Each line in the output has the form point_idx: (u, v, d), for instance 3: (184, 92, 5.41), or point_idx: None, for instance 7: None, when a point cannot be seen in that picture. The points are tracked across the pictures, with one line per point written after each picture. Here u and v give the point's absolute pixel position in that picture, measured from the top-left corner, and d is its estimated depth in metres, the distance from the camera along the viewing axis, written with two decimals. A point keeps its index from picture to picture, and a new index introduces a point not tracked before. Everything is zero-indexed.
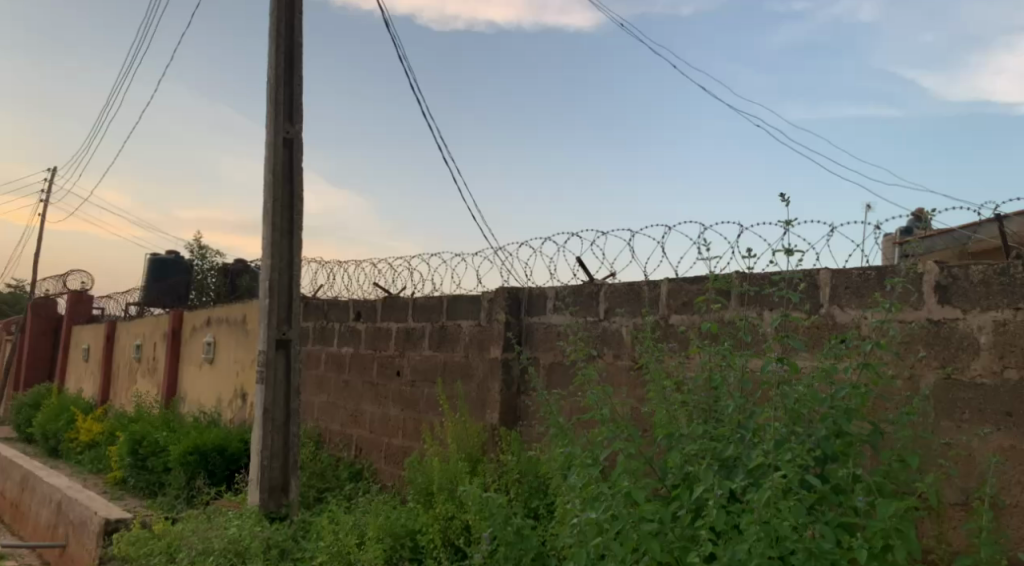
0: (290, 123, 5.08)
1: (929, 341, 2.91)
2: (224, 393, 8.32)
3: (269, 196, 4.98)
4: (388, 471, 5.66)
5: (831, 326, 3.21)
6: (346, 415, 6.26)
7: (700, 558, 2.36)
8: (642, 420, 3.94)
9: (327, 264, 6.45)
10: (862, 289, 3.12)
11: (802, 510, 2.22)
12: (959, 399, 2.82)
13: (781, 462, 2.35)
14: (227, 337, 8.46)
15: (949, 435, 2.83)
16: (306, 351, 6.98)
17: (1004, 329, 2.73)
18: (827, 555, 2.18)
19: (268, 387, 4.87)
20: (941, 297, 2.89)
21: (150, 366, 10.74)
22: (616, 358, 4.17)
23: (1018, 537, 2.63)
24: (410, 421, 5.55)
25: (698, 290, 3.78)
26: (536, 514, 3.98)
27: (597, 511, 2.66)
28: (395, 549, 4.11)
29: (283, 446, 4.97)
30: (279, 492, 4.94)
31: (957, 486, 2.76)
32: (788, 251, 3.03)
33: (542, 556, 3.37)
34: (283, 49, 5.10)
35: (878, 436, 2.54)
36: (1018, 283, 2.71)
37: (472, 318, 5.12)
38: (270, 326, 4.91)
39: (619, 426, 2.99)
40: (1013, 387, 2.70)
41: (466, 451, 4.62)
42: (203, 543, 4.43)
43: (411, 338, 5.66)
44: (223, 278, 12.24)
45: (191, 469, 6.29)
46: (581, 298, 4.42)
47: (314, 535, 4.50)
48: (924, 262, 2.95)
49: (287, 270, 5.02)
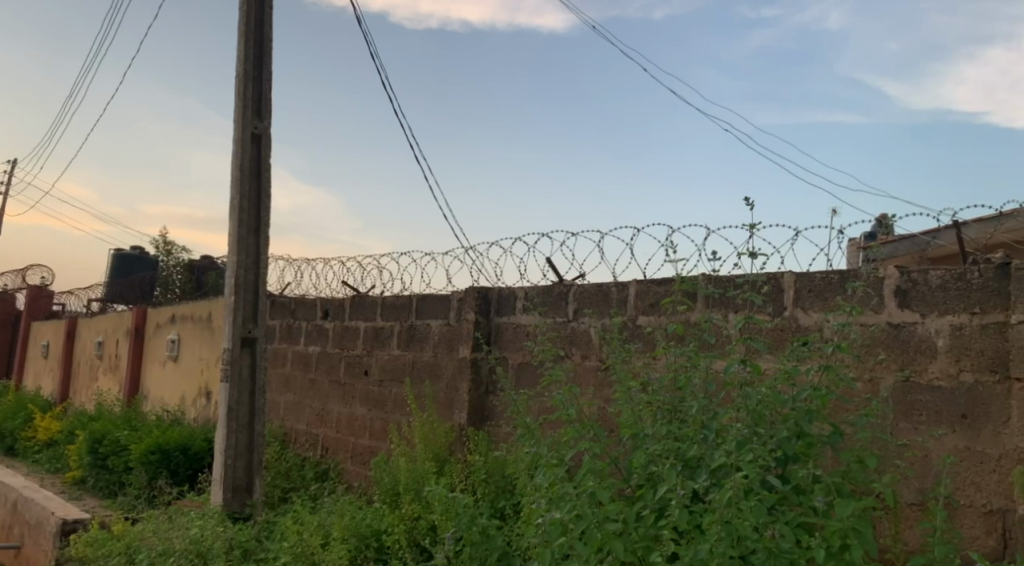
0: (259, 119, 5.03)
1: (889, 344, 2.97)
2: (188, 391, 8.20)
3: (237, 191, 4.91)
4: (354, 471, 5.62)
5: (794, 329, 3.26)
6: (312, 414, 6.20)
7: (663, 558, 2.37)
8: (609, 421, 3.96)
9: (294, 262, 6.40)
10: (825, 292, 3.18)
11: (763, 510, 2.25)
12: (917, 401, 2.87)
13: (743, 462, 2.38)
14: (192, 335, 8.34)
15: (906, 436, 2.89)
16: (272, 349, 6.89)
17: (960, 332, 2.80)
18: (786, 555, 2.21)
19: (233, 385, 4.80)
20: (901, 301, 2.95)
21: (112, 364, 10.52)
22: (584, 359, 4.18)
23: (970, 536, 2.69)
24: (377, 421, 5.51)
25: (665, 292, 3.81)
26: (501, 514, 3.98)
27: (561, 511, 2.67)
28: (360, 549, 4.08)
29: (247, 445, 4.91)
30: (243, 492, 4.88)
31: (913, 486, 2.83)
32: (753, 254, 3.08)
33: (507, 556, 3.36)
34: (252, 44, 5.04)
35: (838, 437, 2.58)
36: (974, 288, 2.78)
37: (441, 318, 5.10)
38: (236, 323, 4.83)
39: (585, 426, 3.01)
40: (968, 389, 2.76)
41: (433, 451, 4.60)
42: (164, 543, 4.36)
43: (380, 337, 5.63)
44: (189, 274, 12.07)
45: (152, 469, 6.19)
46: (550, 298, 4.43)
47: (277, 535, 4.46)
48: (885, 266, 3.01)
49: (254, 267, 4.96)
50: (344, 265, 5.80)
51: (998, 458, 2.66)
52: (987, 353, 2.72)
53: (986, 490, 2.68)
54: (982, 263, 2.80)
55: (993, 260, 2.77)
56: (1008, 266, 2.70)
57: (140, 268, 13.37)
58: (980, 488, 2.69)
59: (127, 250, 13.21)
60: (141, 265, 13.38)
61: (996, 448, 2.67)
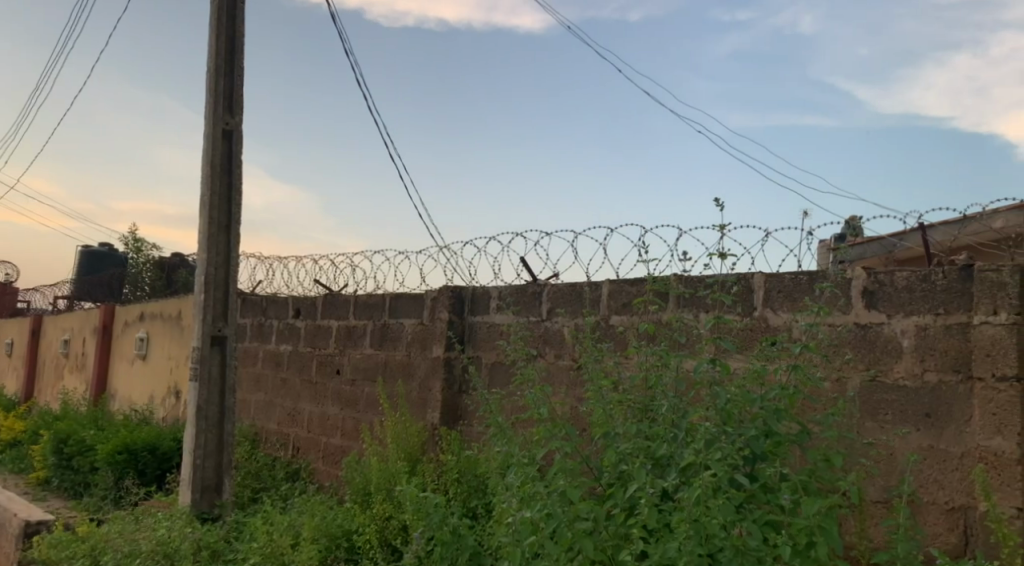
0: (230, 115, 4.97)
1: (856, 344, 3.02)
2: (157, 391, 8.08)
3: (207, 188, 4.85)
4: (326, 470, 5.58)
5: (763, 329, 3.30)
6: (283, 414, 6.15)
7: (632, 556, 2.38)
8: (580, 420, 3.98)
9: (266, 259, 6.34)
10: (794, 292, 3.21)
11: (730, 508, 2.27)
12: (883, 400, 2.92)
13: (711, 461, 2.39)
14: (161, 333, 8.22)
15: (872, 435, 2.93)
16: (243, 348, 6.82)
17: (925, 333, 2.84)
18: (753, 552, 2.24)
19: (202, 385, 4.74)
20: (869, 301, 3.00)
21: (79, 362, 10.33)
22: (557, 358, 4.19)
23: (933, 533, 2.74)
24: (349, 421, 5.48)
25: (637, 291, 3.83)
26: (473, 513, 3.98)
27: (532, 510, 2.67)
28: (331, 549, 4.06)
29: (217, 445, 4.86)
30: (212, 492, 4.83)
31: (878, 484, 2.87)
32: (722, 255, 3.11)
33: (478, 556, 3.35)
34: (224, 39, 4.97)
35: (805, 436, 2.61)
36: (939, 289, 2.82)
37: (414, 317, 5.08)
38: (206, 321, 4.77)
39: (556, 425, 3.02)
40: (932, 389, 2.81)
41: (406, 450, 4.58)
42: (129, 545, 4.27)
43: (352, 336, 5.59)
44: (159, 272, 11.89)
45: (119, 469, 6.09)
46: (523, 297, 4.44)
47: (247, 536, 4.41)
48: (852, 267, 3.06)
49: (224, 264, 4.89)
50: (316, 264, 5.76)
51: (960, 457, 2.71)
52: (950, 353, 2.77)
53: (948, 488, 2.73)
54: (947, 265, 2.85)
55: (957, 263, 2.82)
56: (970, 269, 2.75)
57: (108, 265, 13.16)
58: (943, 485, 2.74)
59: (96, 247, 13.01)
60: (109, 262, 13.17)
61: (958, 446, 2.72)
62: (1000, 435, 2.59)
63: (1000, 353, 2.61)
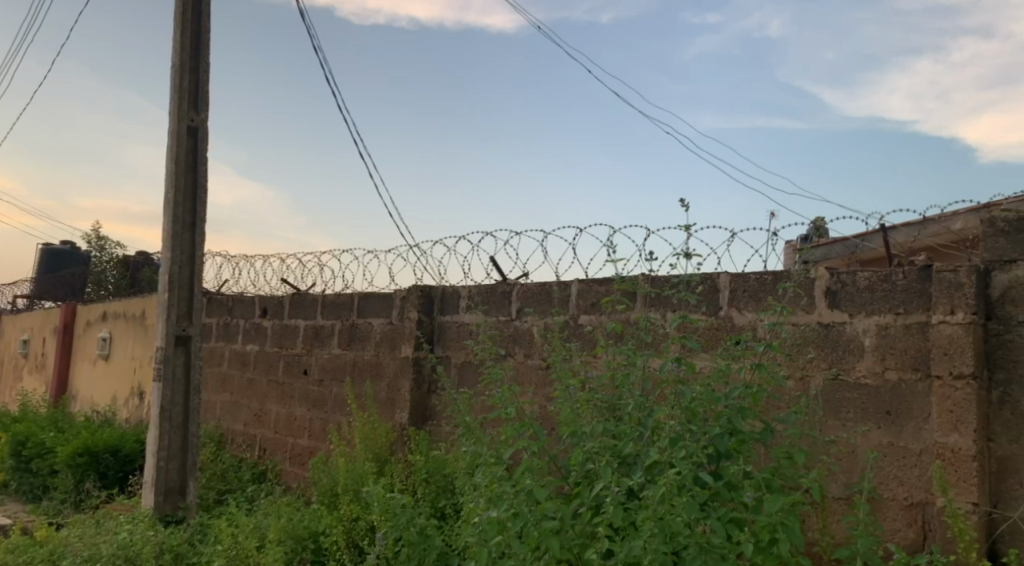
0: (195, 111, 4.89)
1: (819, 343, 3.06)
2: (120, 391, 7.95)
3: (171, 184, 4.77)
4: (293, 472, 5.53)
5: (728, 328, 3.33)
6: (249, 414, 6.07)
7: (598, 555, 2.39)
8: (549, 420, 3.99)
9: (232, 258, 6.25)
10: (758, 292, 3.25)
11: (694, 506, 2.28)
12: (845, 398, 2.97)
13: (676, 459, 2.42)
14: (124, 333, 8.08)
15: (834, 432, 2.98)
16: (208, 348, 6.72)
17: (885, 332, 2.89)
18: (717, 550, 2.25)
19: (166, 385, 4.67)
20: (831, 301, 3.05)
21: (39, 363, 10.11)
22: (526, 357, 4.19)
23: (892, 529, 2.78)
24: (317, 421, 5.43)
25: (605, 291, 3.85)
26: (442, 514, 3.96)
27: (499, 510, 2.67)
28: (297, 551, 4.02)
29: (181, 446, 4.78)
30: (175, 494, 4.75)
31: (840, 481, 2.92)
32: (688, 255, 3.14)
33: (445, 557, 3.34)
34: (189, 34, 4.90)
35: (769, 434, 2.64)
36: (899, 289, 2.88)
37: (382, 317, 5.05)
38: (170, 321, 4.70)
39: (524, 424, 3.02)
40: (892, 387, 2.86)
41: (374, 451, 4.56)
42: (90, 549, 4.14)
43: (320, 336, 5.54)
44: (125, 270, 11.67)
45: (80, 472, 5.97)
46: (493, 297, 4.43)
47: (211, 538, 4.35)
48: (816, 267, 3.11)
49: (189, 262, 4.82)
50: (283, 262, 5.69)
51: (919, 453, 2.76)
52: (909, 352, 2.83)
53: (907, 484, 2.78)
54: (907, 265, 2.90)
55: (917, 263, 2.88)
56: (930, 269, 2.80)
57: (71, 264, 12.88)
58: (902, 482, 2.79)
59: (59, 246, 12.74)
60: (73, 261, 12.89)
61: (917, 443, 2.77)
62: (957, 432, 2.64)
63: (957, 352, 2.66)
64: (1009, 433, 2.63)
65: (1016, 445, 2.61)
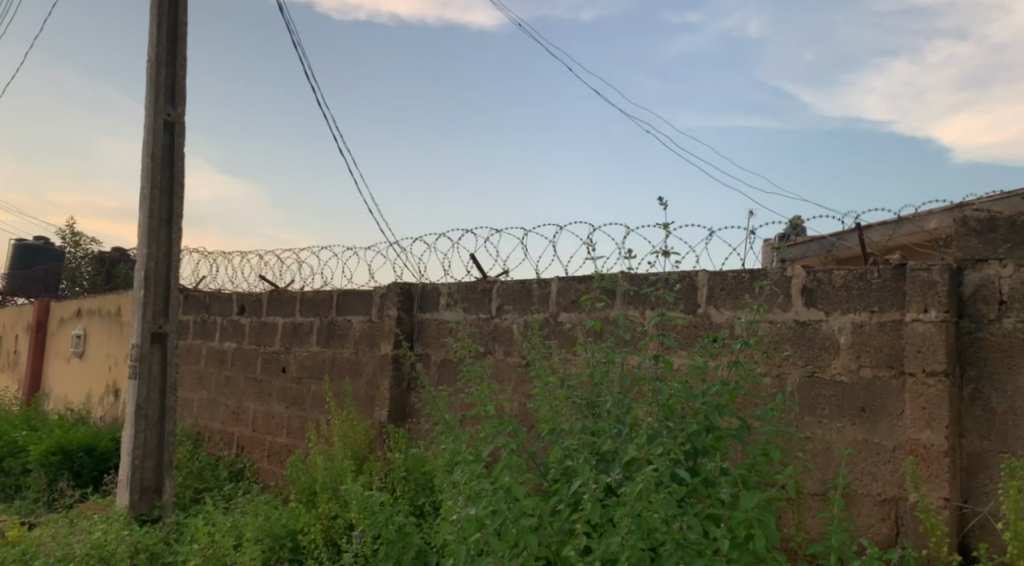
0: (172, 106, 4.84)
1: (795, 341, 3.10)
2: (94, 389, 7.86)
3: (147, 180, 4.71)
4: (270, 470, 5.50)
5: (706, 326, 3.35)
6: (227, 412, 6.02)
7: (576, 551, 2.40)
8: (528, 417, 3.99)
9: (209, 254, 6.19)
10: (736, 290, 3.28)
11: (671, 503, 2.30)
12: (820, 395, 3.00)
13: (653, 456, 2.44)
14: (99, 330, 7.98)
15: (809, 429, 3.01)
16: (184, 345, 6.65)
17: (861, 330, 2.93)
18: (693, 546, 2.27)
19: (142, 383, 4.61)
20: (808, 299, 3.08)
21: (11, 361, 9.95)
22: (506, 355, 4.20)
23: (866, 524, 2.82)
24: (295, 419, 5.40)
25: (585, 289, 3.86)
26: (420, 512, 3.96)
27: (477, 508, 2.67)
28: (274, 549, 3.98)
29: (157, 445, 4.73)
30: (151, 493, 4.70)
31: (815, 477, 2.96)
32: (667, 253, 3.16)
33: (423, 554, 3.33)
34: (165, 28, 4.84)
35: (745, 430, 2.66)
36: (874, 287, 2.91)
37: (362, 314, 5.03)
38: (145, 318, 4.64)
39: (502, 422, 3.03)
40: (867, 384, 2.89)
41: (352, 449, 4.54)
42: (62, 549, 4.07)
43: (298, 334, 5.51)
44: (99, 266, 11.50)
45: (53, 471, 5.89)
46: (473, 294, 4.43)
47: (188, 537, 4.30)
48: (792, 266, 3.14)
49: (165, 259, 4.77)
50: (261, 259, 5.64)
51: (892, 449, 2.80)
52: (884, 349, 2.86)
53: (881, 480, 2.81)
54: (882, 264, 2.94)
55: (892, 262, 2.91)
56: (904, 268, 2.84)
57: (44, 260, 12.69)
58: (875, 477, 2.82)
59: (32, 241, 12.57)
60: (46, 257, 12.71)
61: (891, 439, 2.81)
62: (929, 429, 2.68)
63: (930, 350, 2.70)
64: (980, 429, 2.67)
65: (986, 441, 2.65)
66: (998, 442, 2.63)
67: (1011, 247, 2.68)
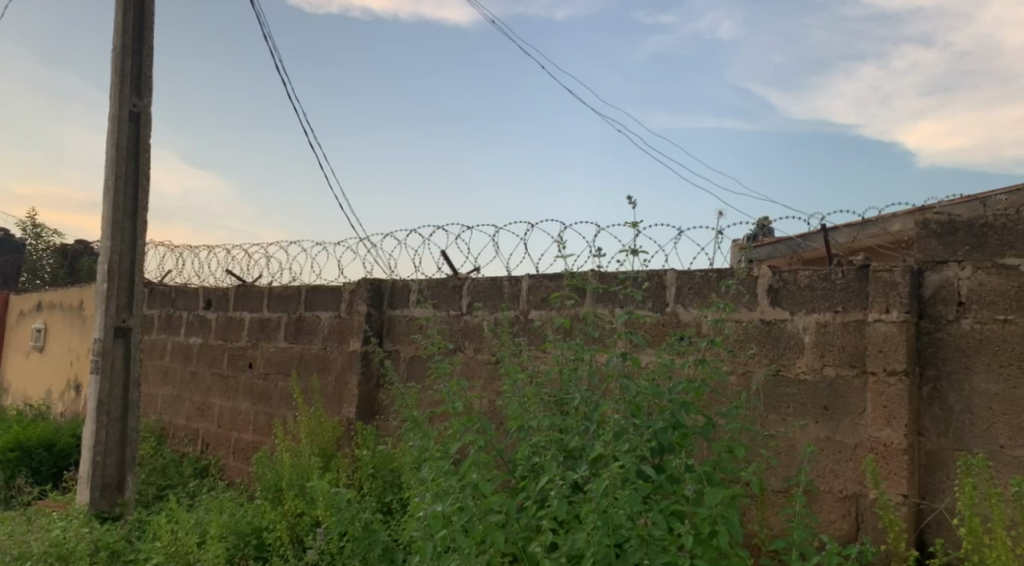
0: (138, 96, 4.75)
1: (760, 340, 3.14)
2: (55, 385, 7.70)
3: (111, 171, 4.61)
4: (236, 467, 5.44)
5: (674, 325, 3.39)
6: (192, 408, 5.94)
7: (542, 547, 2.40)
8: (497, 414, 4.00)
9: (176, 248, 6.09)
10: (703, 290, 3.31)
11: (636, 499, 2.31)
12: (785, 394, 3.04)
13: (619, 453, 2.45)
14: (60, 324, 7.81)
15: (773, 426, 3.06)
16: (149, 340, 6.53)
17: (824, 329, 2.98)
18: (657, 542, 2.29)
19: (104, 378, 4.53)
20: (773, 298, 3.12)
21: None
22: (476, 352, 4.20)
23: (827, 520, 2.87)
24: (262, 415, 5.34)
25: (555, 286, 3.87)
26: (388, 508, 3.94)
27: (444, 504, 2.66)
28: (238, 546, 3.92)
29: (119, 441, 4.64)
30: (113, 491, 4.61)
31: (778, 474, 3.01)
32: (635, 252, 3.18)
33: (390, 551, 3.32)
34: (132, 16, 4.75)
35: (710, 428, 2.68)
36: (838, 288, 2.96)
37: (331, 310, 4.99)
38: (108, 312, 4.55)
39: (470, 419, 3.02)
40: (830, 383, 2.94)
41: (320, 446, 4.50)
42: (19, 547, 3.97)
43: (265, 330, 5.45)
44: (61, 259, 11.24)
45: (11, 467, 5.75)
46: (443, 291, 4.42)
47: (149, 535, 4.22)
48: (759, 266, 3.18)
49: (130, 252, 4.68)
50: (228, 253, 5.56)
51: (854, 447, 2.85)
52: (846, 349, 2.91)
53: (842, 477, 2.86)
54: (845, 265, 2.99)
55: (855, 262, 2.96)
56: (867, 269, 2.89)
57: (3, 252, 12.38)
58: (837, 475, 2.87)
59: None
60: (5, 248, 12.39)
61: (853, 437, 2.86)
62: (889, 427, 2.73)
63: (891, 349, 2.75)
64: (937, 428, 2.73)
65: (944, 439, 2.72)
66: (954, 440, 2.70)
67: (969, 250, 2.74)
